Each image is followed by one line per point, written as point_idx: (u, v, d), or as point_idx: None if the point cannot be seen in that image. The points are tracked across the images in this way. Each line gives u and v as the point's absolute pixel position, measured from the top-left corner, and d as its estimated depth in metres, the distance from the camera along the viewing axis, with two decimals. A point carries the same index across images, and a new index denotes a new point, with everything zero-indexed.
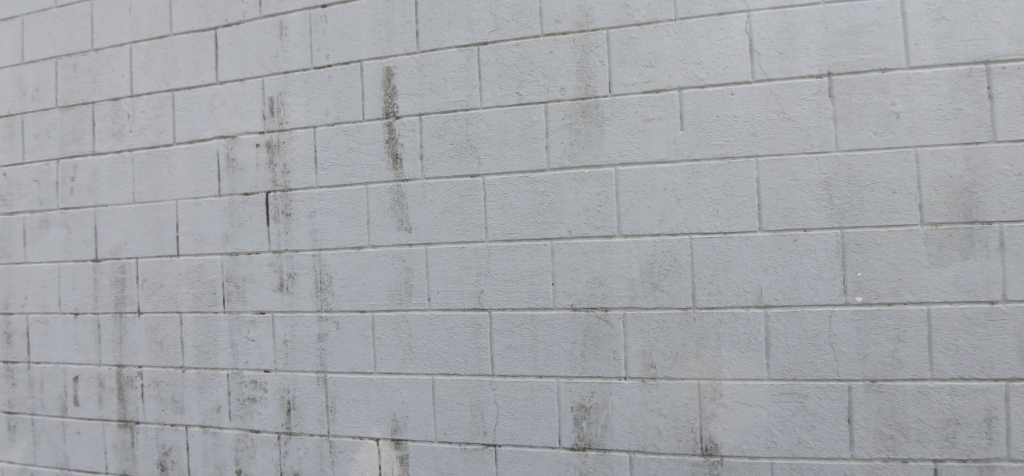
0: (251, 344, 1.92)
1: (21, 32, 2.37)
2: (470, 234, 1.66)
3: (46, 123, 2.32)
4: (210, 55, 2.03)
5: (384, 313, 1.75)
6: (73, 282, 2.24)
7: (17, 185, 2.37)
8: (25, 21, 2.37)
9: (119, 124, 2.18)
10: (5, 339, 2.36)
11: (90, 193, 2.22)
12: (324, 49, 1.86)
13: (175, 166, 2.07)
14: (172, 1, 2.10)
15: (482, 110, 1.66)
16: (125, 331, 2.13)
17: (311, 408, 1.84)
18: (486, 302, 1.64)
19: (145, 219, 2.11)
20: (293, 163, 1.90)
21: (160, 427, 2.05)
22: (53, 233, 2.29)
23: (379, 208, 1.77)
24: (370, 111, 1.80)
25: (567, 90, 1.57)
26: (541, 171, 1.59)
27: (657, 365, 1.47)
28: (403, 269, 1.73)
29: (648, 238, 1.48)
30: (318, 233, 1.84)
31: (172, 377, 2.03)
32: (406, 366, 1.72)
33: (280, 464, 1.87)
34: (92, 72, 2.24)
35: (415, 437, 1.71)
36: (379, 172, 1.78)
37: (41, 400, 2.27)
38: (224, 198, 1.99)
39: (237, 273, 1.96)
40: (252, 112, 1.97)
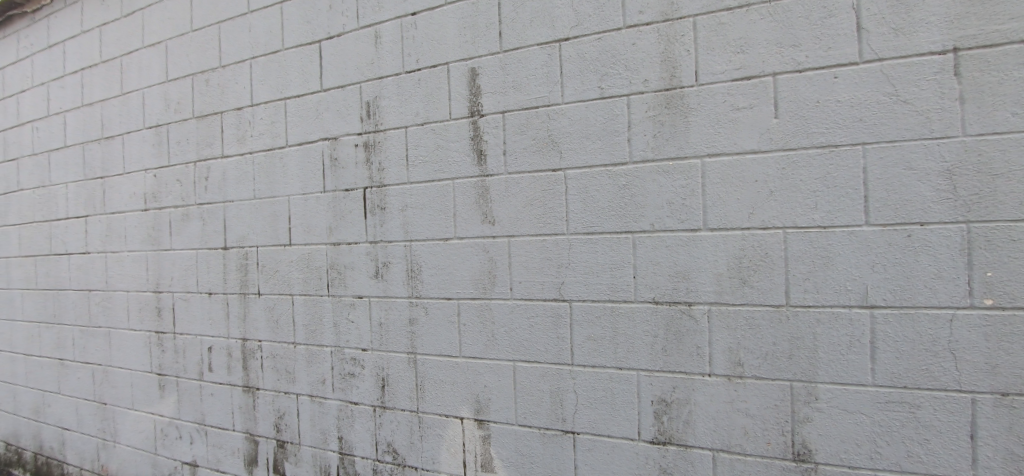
0: (351, 325, 2.13)
1: (167, 55, 2.80)
2: (551, 227, 1.70)
3: (187, 131, 2.72)
4: (316, 65, 2.26)
5: (469, 301, 1.85)
6: (208, 266, 2.61)
7: (165, 184, 2.81)
8: (169, 45, 2.79)
9: (243, 130, 2.50)
10: (156, 312, 2.81)
11: (220, 190, 2.57)
12: (415, 55, 2.00)
13: (288, 166, 2.34)
14: (284, 19, 2.36)
15: (564, 105, 1.69)
16: (248, 309, 2.44)
17: (402, 386, 1.99)
18: (567, 293, 1.67)
19: (264, 213, 2.41)
20: (388, 161, 2.06)
21: (276, 395, 2.33)
22: (192, 224, 2.68)
23: (465, 202, 1.87)
24: (457, 111, 1.90)
25: (650, 82, 1.55)
26: (623, 164, 1.59)
27: (745, 363, 1.42)
28: (487, 260, 1.82)
29: (737, 232, 1.43)
30: (409, 225, 1.99)
31: (286, 352, 2.30)
32: (489, 351, 1.81)
33: (375, 435, 2.05)
34: (222, 86, 2.59)
35: (496, 419, 1.79)
36: (464, 168, 1.88)
37: (184, 365, 2.67)
38: (329, 193, 2.21)
39: (340, 261, 2.17)
40: (352, 116, 2.16)
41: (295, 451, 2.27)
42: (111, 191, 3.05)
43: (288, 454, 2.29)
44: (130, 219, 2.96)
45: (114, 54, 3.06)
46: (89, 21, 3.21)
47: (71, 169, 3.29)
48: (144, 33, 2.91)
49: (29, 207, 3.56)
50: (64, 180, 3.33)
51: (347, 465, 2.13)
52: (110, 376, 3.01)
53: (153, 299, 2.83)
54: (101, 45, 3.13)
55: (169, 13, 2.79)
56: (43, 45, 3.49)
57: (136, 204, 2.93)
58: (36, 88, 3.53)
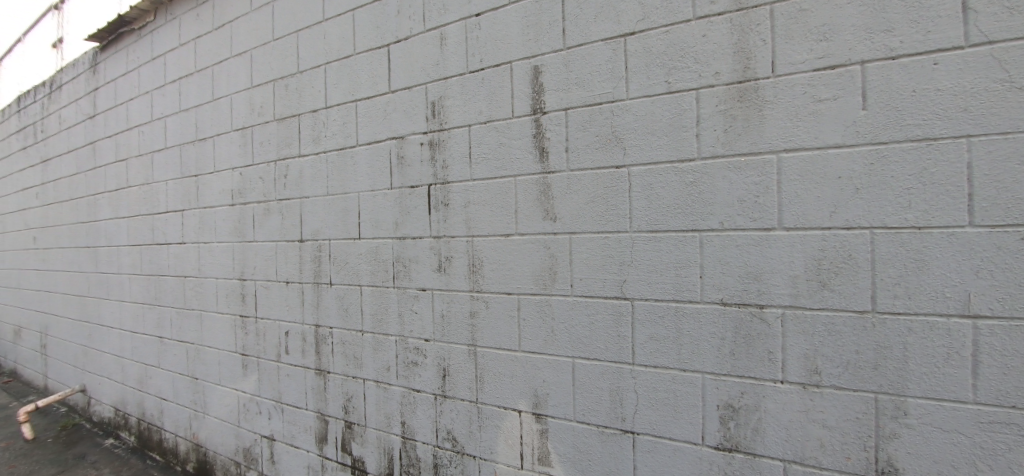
0: (415, 316, 2.21)
1: (252, 62, 3.05)
2: (614, 224, 1.68)
3: (269, 132, 2.94)
4: (385, 68, 2.37)
5: (529, 297, 1.87)
6: (286, 257, 2.81)
7: (249, 181, 3.06)
8: (254, 53, 3.04)
9: (318, 130, 2.67)
10: (241, 298, 3.07)
11: (298, 187, 2.76)
12: (479, 54, 2.04)
13: (358, 164, 2.47)
14: (356, 25, 2.49)
15: (629, 101, 1.66)
16: (321, 298, 2.61)
17: (462, 377, 2.05)
18: (629, 292, 1.65)
19: (337, 208, 2.56)
20: (452, 158, 2.12)
21: (345, 379, 2.47)
22: (272, 218, 2.90)
23: (526, 199, 1.89)
24: (520, 109, 1.93)
25: (722, 74, 1.49)
26: (691, 160, 1.54)
27: (822, 372, 1.33)
28: (548, 256, 1.83)
29: (817, 232, 1.34)
30: (472, 221, 2.04)
31: (355, 339, 2.44)
32: (548, 347, 1.82)
33: (436, 422, 2.13)
34: (300, 90, 2.77)
35: (554, 414, 1.80)
36: (527, 165, 1.90)
37: (264, 347, 2.90)
38: (396, 190, 2.31)
39: (405, 255, 2.26)
40: (418, 116, 2.25)
41: (361, 433, 2.40)
42: (204, 188, 3.37)
43: (355, 435, 2.43)
44: (219, 213, 3.25)
45: (207, 63, 3.37)
46: (187, 35, 3.55)
47: (171, 168, 3.66)
48: (233, 44, 3.18)
49: (136, 202, 4.00)
50: (165, 177, 3.71)
51: (409, 449, 2.22)
52: (201, 354, 3.33)
53: (238, 286, 3.09)
54: (196, 56, 3.46)
55: (254, 24, 3.04)
56: (148, 57, 3.91)
57: (225, 200, 3.21)
58: (142, 96, 3.96)
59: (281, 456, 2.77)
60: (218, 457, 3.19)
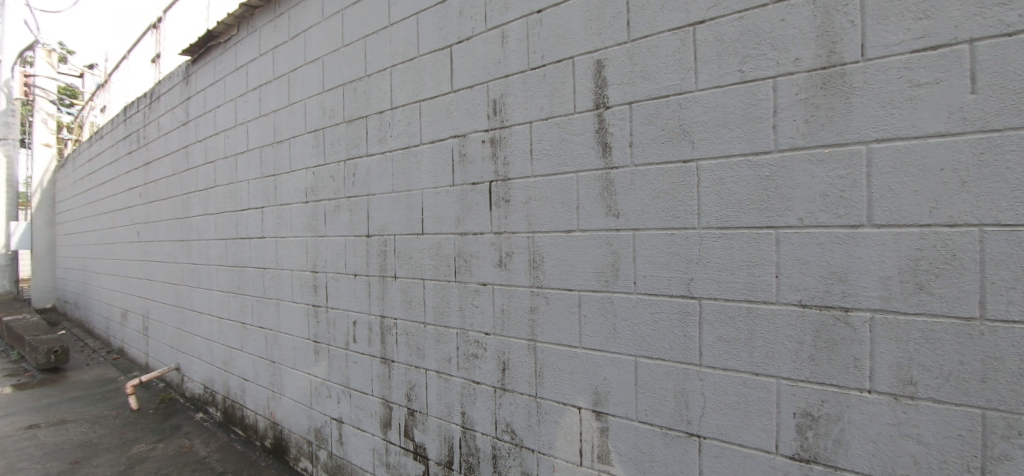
0: (475, 310, 2.26)
1: (324, 68, 3.23)
2: (680, 220, 1.63)
3: (339, 133, 3.11)
4: (448, 69, 2.43)
5: (591, 293, 1.85)
6: (354, 251, 2.96)
7: (321, 180, 3.25)
8: (326, 60, 3.22)
9: (384, 130, 2.79)
10: (313, 289, 3.27)
11: (365, 185, 2.90)
12: (541, 51, 2.04)
13: (422, 162, 2.55)
14: (420, 28, 2.57)
15: (698, 92, 1.60)
16: (386, 290, 2.73)
17: (521, 371, 2.07)
18: (696, 290, 1.59)
19: (401, 205, 2.66)
20: (513, 155, 2.14)
21: (408, 368, 2.56)
22: (342, 214, 3.06)
23: (588, 194, 1.87)
24: (582, 104, 1.91)
25: (803, 61, 1.40)
26: (766, 153, 1.46)
27: (917, 383, 1.22)
28: (610, 253, 1.80)
29: (912, 230, 1.23)
30: (533, 217, 2.05)
31: (417, 330, 2.52)
32: (609, 344, 1.79)
33: (495, 414, 2.16)
34: (367, 92, 2.91)
35: (615, 412, 1.77)
36: (589, 161, 1.87)
37: (334, 336, 3.07)
38: (458, 187, 2.37)
39: (466, 250, 2.31)
40: (479, 114, 2.29)
41: (423, 420, 2.49)
42: (281, 186, 3.62)
43: (417, 422, 2.52)
44: (294, 210, 3.48)
45: (284, 71, 3.62)
46: (266, 45, 3.83)
47: (252, 169, 3.96)
48: (307, 51, 3.40)
49: (222, 200, 4.37)
50: (247, 177, 4.02)
51: (469, 439, 2.27)
52: (278, 340, 3.58)
53: (311, 277, 3.30)
54: (275, 64, 3.72)
55: (326, 33, 3.22)
56: (233, 67, 4.25)
57: (299, 197, 3.44)
58: (228, 103, 4.31)
59: (349, 438, 2.93)
60: (292, 436, 3.42)
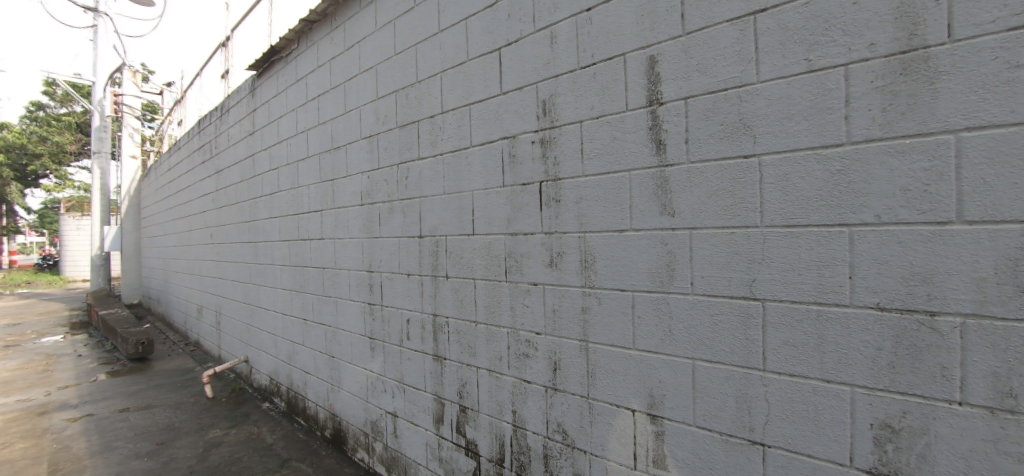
0: (526, 309, 2.26)
1: (378, 76, 3.36)
2: (741, 218, 1.56)
3: (392, 138, 3.21)
4: (497, 71, 2.45)
5: (645, 294, 1.81)
6: (407, 251, 3.05)
7: (376, 183, 3.37)
8: (380, 68, 3.34)
9: (435, 134, 2.85)
10: (369, 287, 3.40)
11: (417, 187, 2.97)
12: (590, 49, 2.02)
13: (472, 164, 2.59)
14: (469, 33, 2.62)
15: (760, 84, 1.53)
16: (438, 289, 2.79)
17: (573, 371, 2.05)
18: (759, 292, 1.52)
19: (452, 206, 2.71)
20: (563, 155, 2.12)
21: (460, 366, 2.61)
22: (396, 216, 3.16)
23: (641, 193, 1.82)
24: (634, 101, 1.86)
25: (878, 45, 1.30)
26: (838, 146, 1.37)
27: (1018, 395, 1.11)
28: (665, 252, 1.75)
29: (1011, 227, 1.12)
30: (584, 217, 2.03)
31: (469, 329, 2.56)
32: (665, 346, 1.74)
33: (547, 414, 2.16)
34: (419, 97, 2.99)
35: (671, 416, 1.72)
36: (642, 159, 1.83)
37: (389, 333, 3.18)
38: (508, 188, 2.38)
39: (517, 250, 2.32)
40: (529, 115, 2.29)
41: (474, 417, 2.52)
42: (339, 190, 3.79)
43: (469, 419, 2.56)
44: (351, 212, 3.63)
45: (340, 80, 3.79)
46: (324, 57, 4.03)
47: (312, 174, 4.18)
48: (362, 61, 3.54)
49: (285, 204, 4.63)
50: (308, 182, 4.24)
51: (520, 438, 2.28)
52: (337, 336, 3.75)
53: (367, 276, 3.43)
54: (332, 75, 3.91)
55: (380, 42, 3.35)
56: (294, 79, 4.50)
57: (356, 201, 3.58)
58: (290, 113, 4.57)
59: (403, 431, 3.02)
60: (350, 427, 3.57)
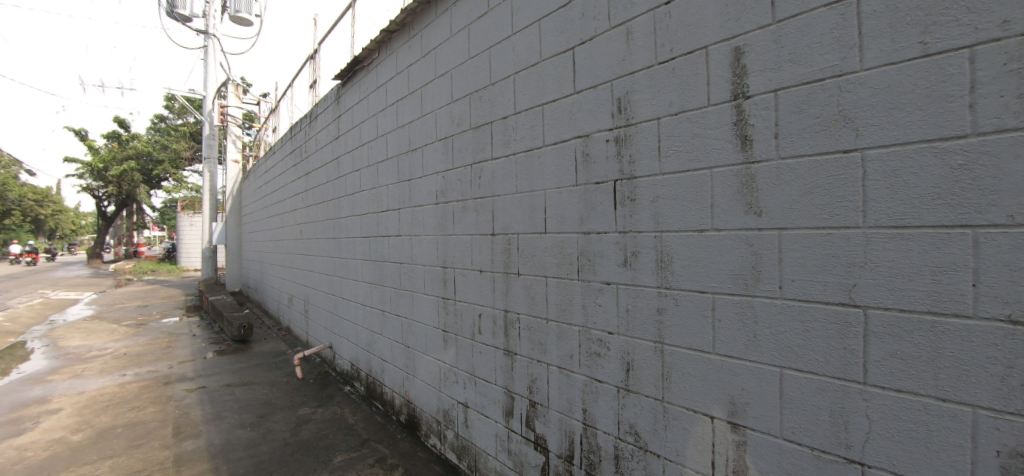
0: (599, 309, 2.24)
1: (453, 80, 3.48)
2: (840, 218, 1.45)
3: (467, 140, 3.30)
4: (570, 70, 2.44)
5: (727, 297, 1.73)
6: (479, 249, 3.12)
7: (451, 183, 3.49)
8: (455, 72, 3.46)
9: (508, 134, 2.88)
10: (443, 282, 3.53)
11: (490, 187, 3.03)
12: (669, 43, 1.95)
13: (544, 163, 2.59)
14: (543, 34, 2.63)
15: (864, 72, 1.40)
16: (510, 286, 2.83)
17: (647, 373, 2.00)
18: (860, 298, 1.40)
19: (524, 205, 2.73)
20: (639, 152, 2.06)
21: (530, 361, 2.64)
22: (469, 214, 3.25)
23: (725, 191, 1.74)
24: (717, 95, 1.78)
25: (1014, 23, 1.16)
26: (960, 139, 1.24)
27: None
28: (750, 254, 1.66)
29: None
30: (660, 216, 1.96)
31: (540, 326, 2.58)
32: (749, 353, 1.67)
33: (618, 415, 2.13)
34: (492, 99, 3.05)
35: (755, 426, 1.65)
36: (726, 155, 1.74)
37: (461, 326, 3.29)
38: (581, 187, 2.35)
39: (590, 249, 2.29)
40: (604, 113, 2.25)
41: (544, 413, 2.54)
42: (415, 190, 3.97)
43: (538, 414, 2.58)
44: (427, 211, 3.79)
45: (417, 86, 3.97)
46: (402, 64, 4.24)
47: (391, 175, 4.42)
48: (437, 67, 3.70)
49: (366, 203, 4.93)
50: (387, 183, 4.49)
51: (590, 436, 2.27)
52: (412, 328, 3.94)
53: (441, 272, 3.57)
54: (410, 80, 4.11)
55: (455, 48, 3.47)
56: (375, 86, 4.79)
57: (431, 200, 3.74)
58: (371, 118, 4.86)
59: (473, 422, 3.11)
60: (423, 414, 3.74)
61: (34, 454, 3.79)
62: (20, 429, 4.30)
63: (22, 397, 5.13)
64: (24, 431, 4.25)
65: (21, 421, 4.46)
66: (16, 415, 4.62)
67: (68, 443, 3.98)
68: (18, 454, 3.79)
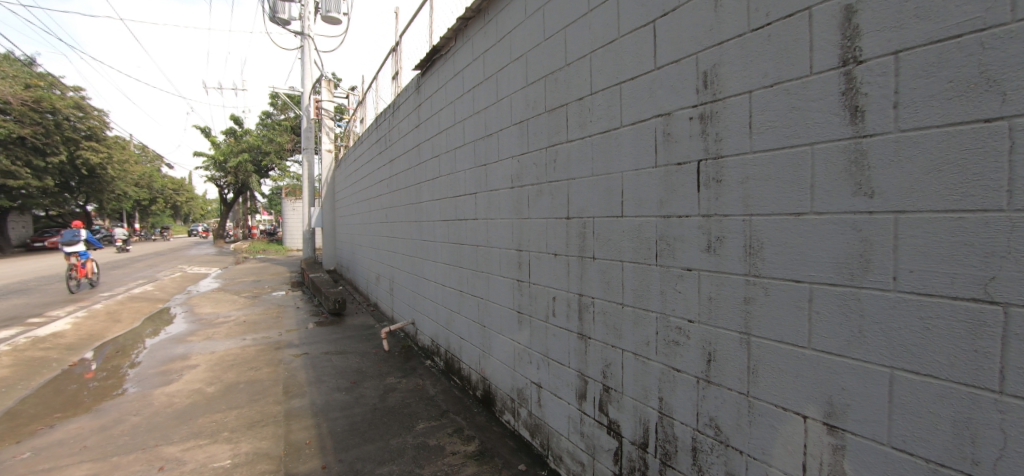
0: (678, 295, 2.13)
1: (528, 64, 3.45)
2: (976, 200, 1.25)
3: (542, 123, 3.26)
4: (650, 45, 2.31)
5: (828, 287, 1.57)
6: (554, 232, 3.10)
7: (526, 167, 3.48)
8: (530, 55, 3.42)
9: (584, 116, 2.80)
10: (518, 265, 3.57)
11: (565, 170, 2.98)
12: (764, 8, 1.77)
13: (622, 144, 2.49)
14: (621, 8, 2.50)
15: (1016, 25, 1.18)
16: (585, 270, 2.79)
17: (732, 364, 1.89)
18: (998, 294, 1.21)
19: (601, 189, 2.65)
20: (727, 130, 1.91)
21: (605, 346, 2.60)
22: (544, 199, 3.23)
23: (828, 170, 1.56)
24: (821, 62, 1.59)
25: None
26: None
27: None
28: (857, 241, 1.48)
29: None
30: (750, 198, 1.82)
31: (615, 311, 2.52)
32: (853, 350, 1.50)
33: (698, 406, 2.04)
34: (567, 81, 2.98)
35: (856, 430, 1.50)
36: (831, 130, 1.56)
37: (536, 308, 3.31)
38: (661, 168, 2.23)
39: (669, 233, 2.17)
40: (687, 89, 2.10)
41: (618, 399, 2.50)
42: (492, 174, 4.02)
43: (612, 399, 2.55)
44: (502, 195, 3.83)
45: (493, 72, 4.00)
46: (478, 50, 4.29)
47: (468, 160, 4.51)
48: (512, 51, 3.68)
49: (445, 188, 5.09)
50: (464, 168, 4.59)
51: (666, 426, 2.20)
52: (489, 308, 4.04)
53: (516, 255, 3.61)
54: (485, 66, 4.14)
55: (529, 31, 3.43)
56: (452, 74, 4.89)
57: (507, 184, 3.77)
58: (449, 106, 4.98)
59: (547, 402, 3.15)
60: (498, 391, 3.85)
61: (179, 400, 4.46)
62: (168, 379, 5.07)
63: (170, 353, 6.05)
64: (171, 381, 5.02)
65: (169, 373, 5.27)
66: (165, 368, 5.46)
67: (204, 393, 4.63)
68: (168, 400, 4.49)
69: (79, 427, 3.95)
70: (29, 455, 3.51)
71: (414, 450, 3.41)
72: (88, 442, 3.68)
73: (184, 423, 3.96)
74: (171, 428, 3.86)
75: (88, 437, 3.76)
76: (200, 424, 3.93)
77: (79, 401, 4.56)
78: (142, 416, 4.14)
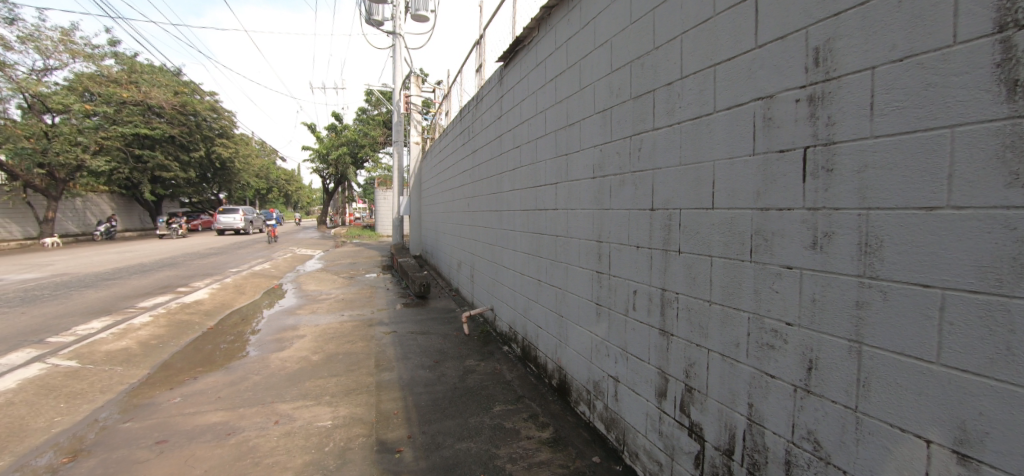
0: (775, 296, 1.96)
1: (613, 49, 3.33)
2: None
3: (626, 111, 3.14)
4: (751, 22, 2.11)
5: (966, 296, 1.35)
6: (637, 223, 2.99)
7: (608, 156, 3.38)
8: (615, 41, 3.30)
9: (673, 102, 2.65)
10: (598, 257, 3.50)
11: (650, 159, 2.85)
12: None
13: (714, 130, 2.32)
14: None
15: None
16: (668, 264, 2.65)
17: (838, 375, 1.70)
18: None
19: (689, 179, 2.50)
20: (841, 112, 1.70)
21: (688, 345, 2.47)
22: (627, 189, 3.12)
23: (972, 157, 1.33)
24: (970, 29, 1.34)
25: None
26: None
27: None
28: (1009, 241, 1.26)
29: None
30: (868, 190, 1.61)
31: (701, 308, 2.38)
32: (998, 369, 1.29)
33: (793, 417, 1.88)
34: (655, 65, 2.83)
35: (995, 463, 1.30)
36: (980, 109, 1.32)
37: (615, 301, 3.23)
38: (759, 156, 2.05)
39: (767, 227, 1.99)
40: (795, 68, 1.90)
41: (702, 400, 2.37)
42: (573, 164, 3.96)
43: (695, 400, 2.42)
44: (583, 185, 3.76)
45: (576, 59, 3.91)
46: (562, 38, 4.21)
47: (549, 150, 4.49)
48: (596, 37, 3.57)
49: (526, 178, 5.11)
50: (545, 158, 4.58)
51: (756, 434, 2.05)
52: (567, 299, 4.02)
53: (596, 246, 3.54)
54: (569, 54, 4.06)
55: (615, 16, 3.30)
56: (534, 64, 4.87)
57: (587, 174, 3.70)
58: (531, 97, 4.98)
59: (624, 397, 3.07)
60: (574, 381, 3.82)
61: (290, 365, 4.99)
62: (282, 345, 5.70)
63: (283, 323, 6.78)
64: (284, 347, 5.63)
65: (282, 340, 5.91)
66: (279, 335, 6.14)
67: (310, 360, 5.13)
68: (281, 363, 5.04)
69: (214, 381, 4.57)
70: (179, 400, 4.14)
71: (491, 430, 3.51)
72: (221, 393, 4.25)
73: (295, 385, 4.43)
74: (284, 388, 4.34)
75: (221, 390, 4.34)
76: (307, 387, 4.37)
77: (214, 359, 5.27)
78: (261, 375, 4.69)
